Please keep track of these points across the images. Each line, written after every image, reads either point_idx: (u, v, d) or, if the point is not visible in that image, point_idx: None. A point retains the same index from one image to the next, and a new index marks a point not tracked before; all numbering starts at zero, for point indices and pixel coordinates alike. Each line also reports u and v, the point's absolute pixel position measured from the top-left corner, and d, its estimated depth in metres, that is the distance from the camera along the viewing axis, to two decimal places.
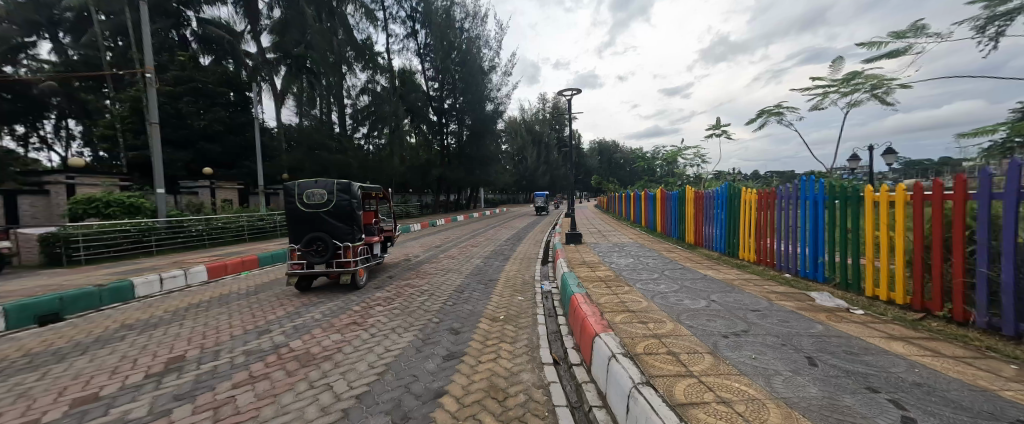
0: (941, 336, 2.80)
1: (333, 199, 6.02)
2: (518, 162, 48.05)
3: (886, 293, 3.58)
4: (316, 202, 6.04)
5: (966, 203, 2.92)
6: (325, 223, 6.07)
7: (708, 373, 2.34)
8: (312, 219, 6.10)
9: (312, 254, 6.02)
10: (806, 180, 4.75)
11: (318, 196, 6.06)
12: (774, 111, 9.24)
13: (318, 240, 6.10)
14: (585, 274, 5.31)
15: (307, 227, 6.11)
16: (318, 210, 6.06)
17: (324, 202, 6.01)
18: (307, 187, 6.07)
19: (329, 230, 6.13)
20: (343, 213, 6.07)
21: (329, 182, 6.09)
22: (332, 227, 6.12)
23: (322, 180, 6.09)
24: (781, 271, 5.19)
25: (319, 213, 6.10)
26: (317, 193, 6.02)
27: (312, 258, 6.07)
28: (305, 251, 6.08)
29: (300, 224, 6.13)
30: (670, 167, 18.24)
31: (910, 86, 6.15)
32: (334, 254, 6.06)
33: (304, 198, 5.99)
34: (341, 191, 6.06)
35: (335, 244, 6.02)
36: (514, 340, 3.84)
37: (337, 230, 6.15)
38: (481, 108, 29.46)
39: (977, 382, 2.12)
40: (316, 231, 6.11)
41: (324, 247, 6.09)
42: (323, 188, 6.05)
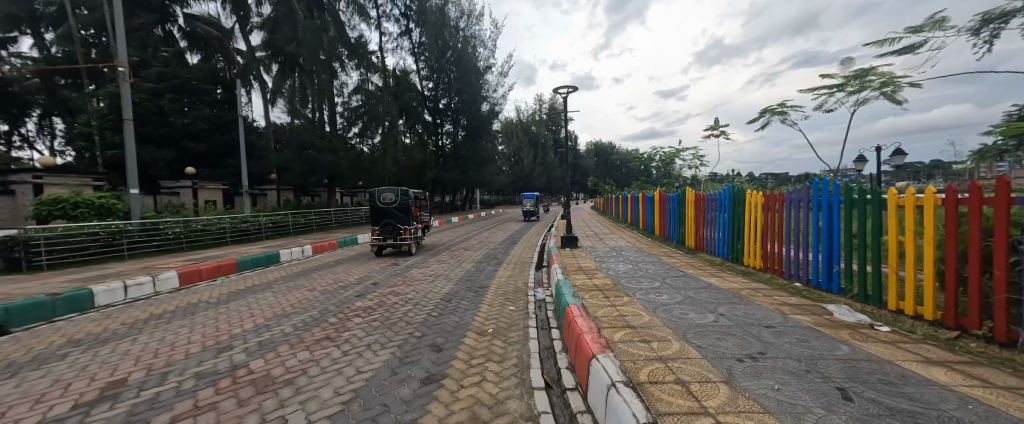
0: (984, 360, 2.45)
1: (398, 199, 9.70)
2: (515, 162, 47.74)
3: (913, 308, 3.25)
4: (388, 201, 9.76)
5: (1009, 209, 2.59)
6: (393, 213, 9.75)
7: (725, 410, 1.96)
8: (384, 211, 9.71)
9: (386, 233, 9.68)
10: (818, 182, 4.39)
11: (388, 198, 9.71)
12: (777, 110, 8.94)
13: (389, 224, 9.80)
14: (581, 283, 4.91)
15: (381, 217, 9.72)
16: (389, 206, 9.69)
17: (393, 201, 9.66)
18: (382, 192, 9.74)
19: (395, 218, 9.79)
20: (404, 208, 9.72)
21: (396, 188, 9.80)
22: (397, 216, 9.73)
23: (391, 187, 9.77)
24: (790, 279, 4.85)
25: (389, 208, 9.74)
26: (388, 195, 9.68)
27: (386, 235, 9.72)
28: (382, 231, 9.78)
29: (377, 215, 9.74)
30: (667, 168, 17.96)
31: (919, 85, 5.88)
32: (399, 233, 9.70)
33: (380, 199, 9.60)
34: (402, 194, 9.71)
35: (399, 227, 9.65)
36: (502, 359, 3.46)
37: (400, 218, 9.88)
38: (477, 107, 29.10)
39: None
40: (388, 219, 9.73)
41: (393, 228, 9.74)
42: (391, 193, 9.69)
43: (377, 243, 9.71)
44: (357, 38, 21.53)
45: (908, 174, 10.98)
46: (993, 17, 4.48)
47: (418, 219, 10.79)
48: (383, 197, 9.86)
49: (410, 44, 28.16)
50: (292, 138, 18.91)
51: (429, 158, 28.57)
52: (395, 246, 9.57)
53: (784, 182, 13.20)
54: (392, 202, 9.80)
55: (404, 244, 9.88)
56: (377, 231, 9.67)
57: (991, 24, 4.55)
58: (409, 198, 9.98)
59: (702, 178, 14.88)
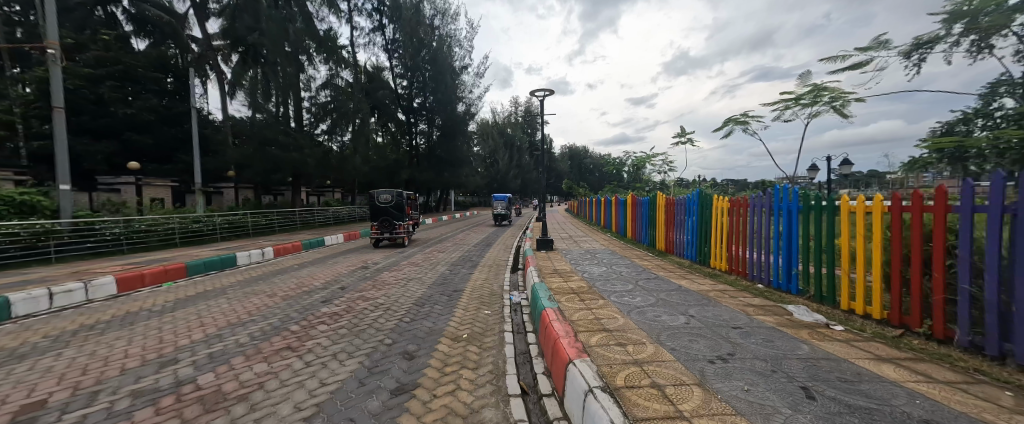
0: (926, 357, 2.65)
1: (394, 199, 11.42)
2: (490, 164, 47.60)
3: (863, 307, 3.48)
4: (384, 200, 11.50)
5: (946, 216, 2.82)
6: (389, 212, 11.54)
7: (700, 414, 1.98)
8: (382, 209, 11.44)
9: (383, 228, 11.45)
10: (779, 188, 4.62)
11: (385, 198, 11.45)
12: (740, 120, 9.43)
13: (386, 220, 11.54)
14: (557, 285, 4.88)
15: (379, 214, 11.48)
16: (386, 205, 11.43)
17: (390, 200, 11.39)
18: (380, 193, 11.44)
19: (391, 215, 11.55)
20: (398, 206, 11.46)
21: (391, 189, 11.56)
22: (393, 214, 11.46)
23: (387, 189, 11.51)
24: (754, 281, 5.09)
25: (386, 207, 11.48)
26: (385, 196, 11.44)
27: (383, 230, 11.47)
28: (380, 226, 11.53)
29: (376, 213, 11.47)
30: (638, 173, 18.55)
31: (864, 100, 6.39)
32: (394, 228, 11.42)
33: (379, 199, 11.31)
34: (397, 195, 11.44)
35: (395, 223, 11.37)
36: (478, 366, 3.36)
37: (395, 215, 11.68)
38: (452, 108, 28.73)
39: (980, 415, 1.90)
40: (385, 216, 11.46)
41: (390, 224, 11.49)
42: (388, 194, 11.42)
43: (376, 237, 11.47)
44: (327, 31, 20.62)
45: (852, 183, 11.95)
46: (919, 45, 4.98)
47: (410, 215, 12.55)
48: (380, 197, 11.60)
49: (383, 40, 27.40)
50: (252, 133, 17.81)
51: (402, 158, 27.86)
52: (392, 240, 11.34)
53: (744, 188, 13.98)
54: (388, 201, 11.56)
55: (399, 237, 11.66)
56: (376, 226, 11.42)
57: (920, 50, 5.04)
58: (402, 198, 11.75)
59: (671, 183, 15.48)
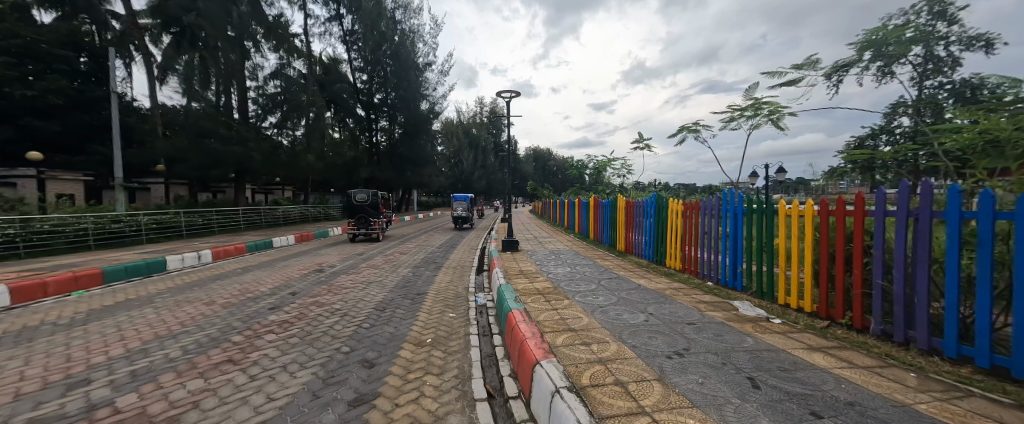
0: (848, 345, 2.98)
1: (369, 199, 13.37)
2: (454, 164, 46.99)
3: (796, 302, 3.85)
4: (361, 200, 13.42)
5: (864, 219, 3.19)
6: (365, 209, 13.42)
7: (661, 408, 2.07)
8: (358, 207, 13.32)
9: (360, 223, 13.25)
10: (726, 193, 4.97)
11: (361, 198, 13.38)
12: (692, 128, 10.06)
13: (362, 217, 13.40)
14: (522, 287, 4.90)
15: (357, 212, 13.32)
16: (362, 204, 13.34)
17: (366, 200, 13.37)
18: (357, 194, 13.35)
19: (367, 213, 13.43)
20: (373, 205, 13.39)
21: (367, 191, 13.55)
22: (368, 211, 13.35)
23: (364, 190, 13.47)
24: (704, 279, 5.44)
25: (362, 206, 13.38)
26: (362, 196, 13.31)
27: (359, 225, 13.26)
28: (356, 222, 13.29)
29: (353, 210, 13.34)
30: (599, 176, 19.21)
31: (796, 115, 7.14)
32: (369, 224, 13.24)
33: (356, 198, 13.23)
34: (372, 195, 13.41)
35: (370, 219, 13.23)
36: (442, 371, 3.26)
37: (371, 212, 13.57)
38: (415, 105, 27.89)
39: (891, 394, 2.17)
40: (361, 213, 13.33)
41: (365, 220, 13.32)
42: (364, 194, 13.38)
43: (353, 231, 13.21)
44: (277, 16, 19.00)
45: (784, 188, 13.29)
46: (838, 68, 5.65)
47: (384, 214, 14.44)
48: (357, 197, 13.54)
49: (340, 30, 26.00)
50: (188, 124, 16.07)
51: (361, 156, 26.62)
52: (367, 234, 13.10)
53: (694, 192, 15.00)
54: (364, 200, 13.51)
55: (373, 232, 13.44)
56: (353, 222, 13.22)
57: (838, 72, 5.73)
58: (377, 198, 13.75)
59: (629, 185, 16.24)
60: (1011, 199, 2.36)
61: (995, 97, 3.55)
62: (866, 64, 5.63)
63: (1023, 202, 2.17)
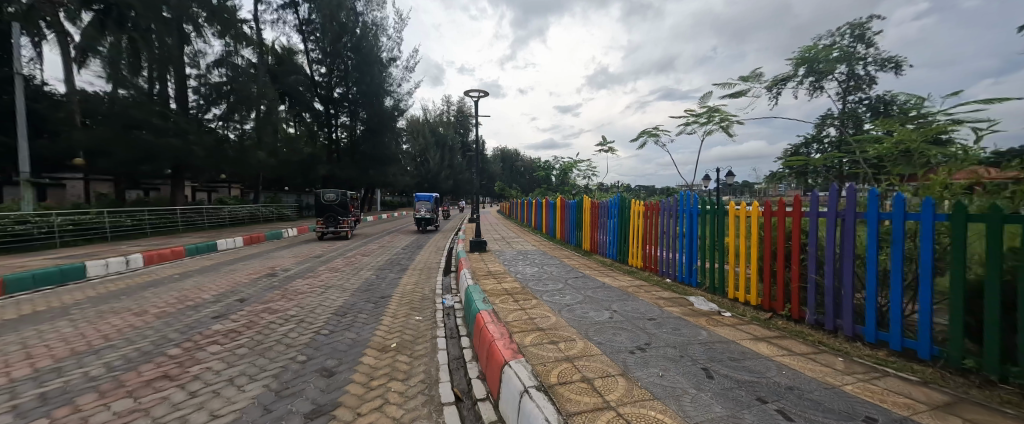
0: (788, 334, 3.27)
1: (338, 198, 13.76)
2: (420, 163, 45.91)
3: (744, 296, 4.16)
4: (330, 199, 13.78)
5: (802, 219, 3.51)
6: (333, 208, 13.81)
7: (625, 402, 2.14)
8: (326, 207, 13.71)
9: (328, 222, 13.63)
10: (683, 194, 5.26)
11: (330, 197, 13.75)
12: (652, 132, 10.54)
13: (331, 216, 13.82)
14: (491, 287, 4.88)
15: (325, 211, 13.68)
16: (331, 203, 13.72)
17: (334, 199, 13.77)
18: (325, 193, 13.72)
19: (335, 212, 13.83)
20: (342, 204, 13.79)
21: (336, 190, 13.93)
22: (337, 210, 13.75)
23: (333, 190, 13.82)
24: (663, 276, 5.73)
25: (331, 205, 13.78)
26: (330, 195, 13.70)
27: (328, 224, 13.69)
28: (325, 221, 13.71)
29: (322, 209, 13.72)
30: (565, 178, 19.58)
31: (743, 123, 7.76)
32: (338, 223, 13.65)
33: (324, 198, 13.58)
34: (341, 194, 13.81)
35: (338, 218, 13.63)
36: (408, 376, 3.16)
37: (339, 211, 13.97)
38: (378, 101, 26.79)
39: (822, 377, 2.41)
40: (330, 213, 13.74)
41: (334, 219, 13.74)
42: (332, 194, 13.76)
43: (321, 229, 13.57)
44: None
45: (733, 190, 14.32)
46: (779, 82, 6.21)
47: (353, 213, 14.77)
48: (326, 196, 13.86)
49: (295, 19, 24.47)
50: (113, 113, 14.29)
51: (318, 152, 25.21)
52: (335, 232, 13.50)
53: (654, 193, 15.74)
54: (333, 200, 13.88)
55: (342, 230, 13.86)
56: (321, 221, 13.58)
57: (778, 86, 6.30)
58: (346, 198, 14.12)
59: (594, 187, 16.72)
60: (919, 203, 2.69)
61: (903, 112, 4.06)
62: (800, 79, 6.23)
63: (928, 206, 2.49)
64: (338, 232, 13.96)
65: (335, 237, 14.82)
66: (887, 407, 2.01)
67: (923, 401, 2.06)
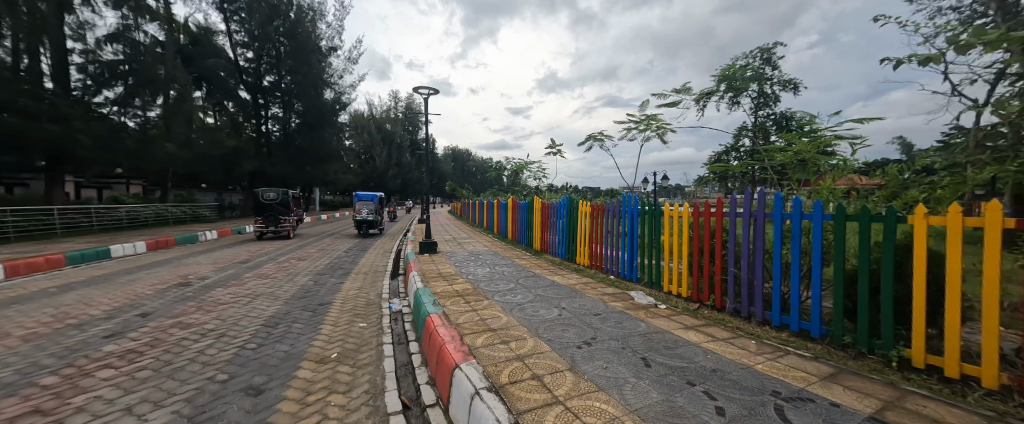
0: (712, 322, 3.63)
1: (279, 197, 13.58)
2: (365, 161, 43.47)
3: (677, 289, 4.54)
4: (270, 198, 13.52)
5: (723, 219, 3.92)
6: (274, 207, 13.58)
7: (572, 396, 2.22)
8: (266, 206, 13.48)
9: (268, 222, 13.45)
10: (625, 196, 5.60)
11: (271, 196, 13.54)
12: (597, 136, 11.02)
13: (271, 216, 13.59)
14: (440, 289, 4.77)
15: (264, 210, 13.45)
16: (271, 202, 13.52)
17: (275, 199, 13.60)
18: (265, 192, 13.49)
19: (276, 211, 13.63)
20: (283, 203, 13.65)
21: (277, 189, 13.73)
22: (278, 210, 13.57)
23: (273, 189, 13.55)
24: (607, 273, 6.05)
25: (271, 204, 13.56)
26: (271, 194, 13.49)
27: (268, 224, 13.46)
28: (265, 220, 13.47)
29: (261, 208, 13.45)
30: (515, 179, 19.78)
31: (675, 132, 8.52)
32: (279, 222, 13.49)
33: (264, 197, 13.34)
34: (282, 194, 13.64)
35: (280, 217, 13.47)
36: (350, 388, 2.96)
37: (281, 211, 13.78)
38: (316, 93, 24.62)
39: (739, 358, 2.72)
40: (270, 212, 13.51)
41: (274, 219, 13.55)
42: (273, 193, 13.52)
43: (261, 229, 13.36)
44: None
45: (667, 192, 15.60)
46: (705, 95, 6.91)
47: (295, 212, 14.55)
48: (266, 195, 13.59)
49: None
50: None
51: (245, 146, 22.69)
52: (276, 232, 13.33)
53: (598, 195, 16.56)
54: (274, 199, 13.63)
55: (283, 230, 13.70)
56: (261, 220, 13.37)
57: (704, 99, 7.01)
58: (288, 197, 13.90)
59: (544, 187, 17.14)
60: (812, 204, 3.15)
61: (801, 126, 4.74)
62: (721, 95, 7.03)
63: (818, 207, 2.92)
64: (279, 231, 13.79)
65: (276, 236, 14.49)
66: (789, 381, 2.31)
67: (815, 373, 2.41)
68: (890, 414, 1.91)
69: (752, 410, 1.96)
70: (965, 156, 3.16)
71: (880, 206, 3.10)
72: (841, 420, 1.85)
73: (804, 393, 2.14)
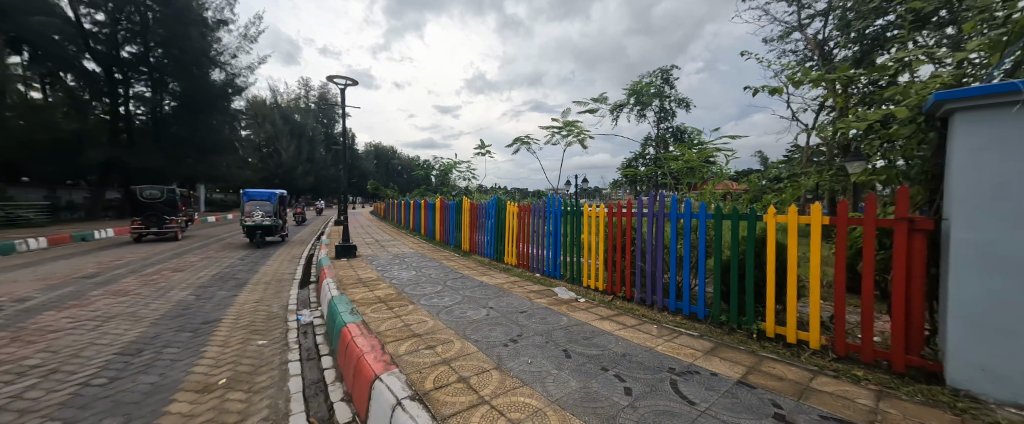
0: (624, 311, 4.02)
1: (163, 196, 12.10)
2: (268, 155, 38.17)
3: (594, 283, 4.92)
4: (151, 196, 11.87)
5: (632, 218, 4.37)
6: (156, 206, 11.90)
7: (498, 394, 2.25)
8: (147, 204, 11.75)
9: (149, 222, 11.53)
10: (549, 197, 5.90)
11: (152, 194, 11.90)
12: (524, 139, 11.34)
13: (152, 216, 11.72)
14: (360, 296, 4.42)
15: (143, 209, 11.59)
16: (153, 200, 11.88)
17: (158, 197, 12.04)
18: (144, 189, 11.82)
19: (160, 211, 11.93)
20: (169, 202, 12.15)
21: (160, 187, 12.16)
22: (162, 209, 11.93)
23: (155, 186, 12.02)
24: (533, 271, 6.27)
25: (153, 202, 11.86)
26: (152, 192, 11.89)
27: (149, 225, 11.57)
28: (144, 221, 11.58)
29: (138, 207, 11.62)
30: (444, 179, 19.37)
31: (593, 138, 9.27)
32: (164, 222, 11.78)
33: (143, 194, 11.66)
34: (168, 191, 12.24)
35: (164, 217, 11.81)
36: (245, 416, 2.55)
37: (165, 211, 12.08)
38: (200, 73, 20.68)
39: (643, 342, 3.05)
40: (151, 212, 11.71)
41: (157, 219, 11.71)
42: (156, 191, 11.98)
43: (138, 231, 11.35)
44: None
45: (587, 194, 16.86)
46: (618, 106, 7.67)
47: (183, 212, 13.00)
48: (144, 193, 11.86)
49: None
50: None
51: (94, 131, 18.11)
52: (160, 233, 11.55)
53: (526, 196, 17.13)
54: (156, 197, 12.02)
55: (169, 231, 11.97)
56: (139, 221, 11.44)
57: (617, 110, 7.77)
58: (173, 196, 12.56)
59: (473, 188, 17.10)
60: (699, 205, 3.70)
61: (692, 139, 5.55)
62: (631, 107, 7.89)
63: (703, 207, 3.45)
64: (163, 234, 11.95)
65: (157, 239, 12.48)
66: (681, 358, 2.68)
67: (701, 349, 2.83)
68: (752, 377, 2.33)
69: (654, 387, 2.21)
70: (803, 167, 4.03)
71: (746, 207, 3.78)
72: (718, 387, 2.20)
73: (692, 367, 2.51)
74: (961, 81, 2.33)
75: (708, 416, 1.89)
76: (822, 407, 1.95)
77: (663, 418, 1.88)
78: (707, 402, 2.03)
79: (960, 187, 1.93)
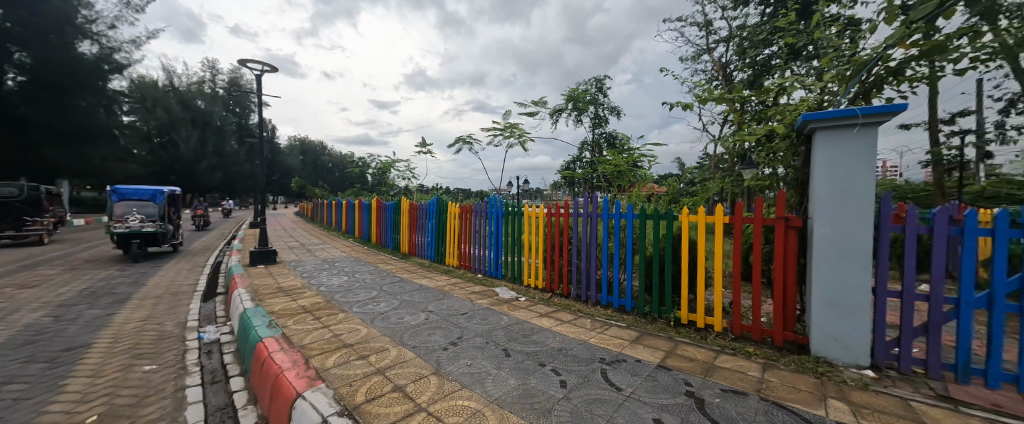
0: (561, 307, 4.19)
1: (24, 194, 10.16)
2: (162, 147, 32.49)
3: (534, 282, 5.05)
4: (6, 194, 9.95)
5: (569, 219, 4.59)
6: (15, 206, 9.97)
7: (436, 400, 2.18)
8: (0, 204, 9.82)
9: (3, 225, 9.59)
10: (491, 198, 5.92)
11: (7, 192, 9.97)
12: (466, 139, 11.18)
13: (8, 218, 9.79)
14: (280, 307, 3.98)
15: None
16: (10, 200, 9.95)
17: (17, 194, 10.11)
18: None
19: (19, 211, 10.03)
20: (33, 201, 10.27)
21: (19, 184, 10.23)
22: (23, 210, 10.04)
23: (13, 182, 10.08)
24: (475, 272, 6.24)
25: (9, 202, 9.93)
26: (8, 189, 9.98)
27: (3, 228, 9.63)
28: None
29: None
30: (381, 178, 18.31)
31: (533, 141, 9.53)
32: (24, 224, 9.86)
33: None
34: (31, 188, 10.33)
35: (25, 218, 9.90)
36: None
37: (27, 211, 10.16)
38: (66, 43, 16.72)
39: (579, 336, 3.22)
40: (6, 212, 9.79)
41: (15, 221, 9.80)
42: (13, 187, 10.05)
43: None
44: None
45: (529, 195, 17.25)
46: (557, 111, 7.99)
47: (51, 213, 10.95)
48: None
49: None
50: None
51: None
52: (17, 238, 9.57)
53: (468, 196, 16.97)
54: (14, 195, 10.09)
55: (32, 236, 10.03)
56: None
57: (556, 114, 8.09)
58: (41, 193, 10.52)
59: (413, 188, 16.45)
60: (627, 206, 4.02)
61: (622, 145, 5.99)
62: (569, 112, 8.27)
63: (630, 208, 3.76)
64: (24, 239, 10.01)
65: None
66: (611, 348, 2.88)
67: (628, 338, 3.08)
68: (670, 360, 2.60)
69: (587, 378, 2.34)
70: (712, 173, 4.59)
71: (667, 208, 4.20)
72: (641, 372, 2.41)
73: (620, 356, 2.71)
74: (820, 105, 2.87)
75: (633, 399, 2.06)
76: (723, 381, 2.24)
77: (594, 406, 2.00)
78: (632, 387, 2.21)
79: (820, 194, 2.38)
